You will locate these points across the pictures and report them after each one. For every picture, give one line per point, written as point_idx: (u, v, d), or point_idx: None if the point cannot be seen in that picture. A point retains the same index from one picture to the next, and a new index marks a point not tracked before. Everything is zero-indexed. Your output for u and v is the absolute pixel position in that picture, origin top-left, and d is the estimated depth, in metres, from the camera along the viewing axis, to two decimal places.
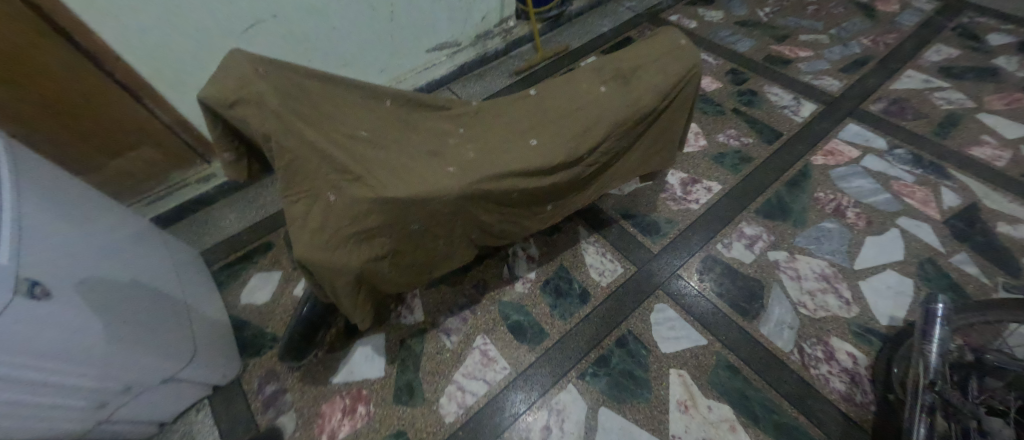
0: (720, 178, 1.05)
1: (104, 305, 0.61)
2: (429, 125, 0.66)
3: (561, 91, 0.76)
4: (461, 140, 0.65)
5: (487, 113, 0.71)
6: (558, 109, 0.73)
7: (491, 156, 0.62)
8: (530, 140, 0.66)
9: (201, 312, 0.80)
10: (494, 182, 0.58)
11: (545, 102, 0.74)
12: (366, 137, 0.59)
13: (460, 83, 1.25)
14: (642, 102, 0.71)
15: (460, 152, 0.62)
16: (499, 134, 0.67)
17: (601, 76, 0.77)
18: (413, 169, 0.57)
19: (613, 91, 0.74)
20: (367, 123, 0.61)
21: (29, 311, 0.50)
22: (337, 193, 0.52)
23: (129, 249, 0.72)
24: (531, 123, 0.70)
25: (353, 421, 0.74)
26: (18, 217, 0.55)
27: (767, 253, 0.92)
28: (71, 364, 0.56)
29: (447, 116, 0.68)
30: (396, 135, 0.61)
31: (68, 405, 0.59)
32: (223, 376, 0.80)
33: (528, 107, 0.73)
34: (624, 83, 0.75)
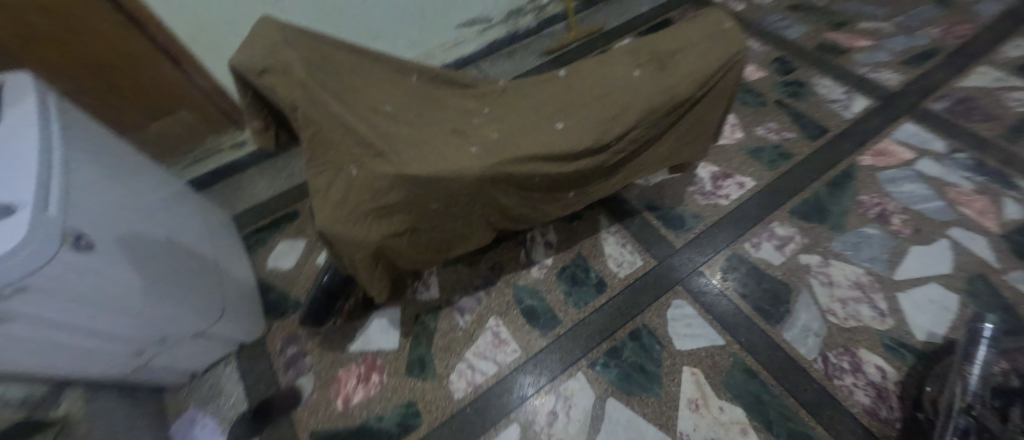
0: (755, 173, 1.00)
1: (142, 261, 0.64)
2: (454, 103, 0.65)
3: (593, 74, 0.73)
4: (486, 120, 0.63)
5: (514, 94, 0.69)
6: (588, 93, 0.70)
7: (515, 138, 0.61)
8: (556, 123, 0.65)
9: (231, 274, 0.84)
10: (516, 166, 0.57)
11: (575, 85, 0.72)
12: (390, 112, 0.59)
13: (489, 61, 1.23)
14: (678, 89, 0.67)
15: (483, 132, 0.61)
16: (524, 116, 0.65)
17: (636, 60, 0.74)
18: (435, 147, 0.56)
19: (648, 76, 0.70)
20: (392, 98, 0.61)
21: (72, 262, 0.54)
22: (358, 167, 0.52)
23: (167, 209, 0.76)
24: (559, 106, 0.68)
25: (366, 388, 0.77)
26: (67, 172, 0.58)
27: (798, 255, 0.88)
28: (111, 313, 0.61)
29: (473, 95, 0.67)
30: (420, 112, 0.61)
31: (109, 350, 0.64)
32: (249, 335, 0.84)
33: (556, 89, 0.71)
34: (661, 68, 0.71)
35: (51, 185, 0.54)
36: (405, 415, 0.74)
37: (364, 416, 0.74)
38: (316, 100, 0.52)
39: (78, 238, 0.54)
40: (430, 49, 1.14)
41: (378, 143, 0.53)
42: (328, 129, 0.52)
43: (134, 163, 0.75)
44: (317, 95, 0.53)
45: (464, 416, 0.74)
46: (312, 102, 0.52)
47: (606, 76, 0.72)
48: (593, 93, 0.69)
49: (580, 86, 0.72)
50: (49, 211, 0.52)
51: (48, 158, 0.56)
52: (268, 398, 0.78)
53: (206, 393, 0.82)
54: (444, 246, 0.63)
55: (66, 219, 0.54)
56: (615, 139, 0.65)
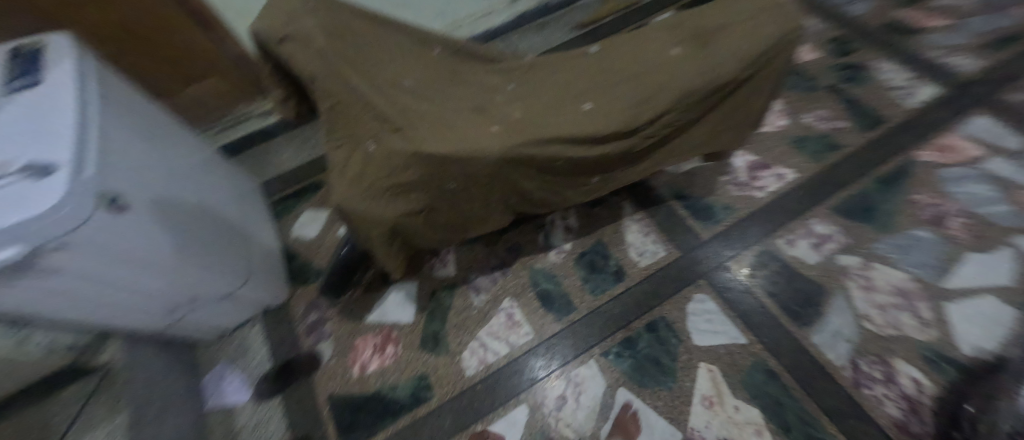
0: (797, 164, 0.93)
1: (173, 224, 0.67)
2: (478, 79, 0.62)
3: (627, 51, 0.69)
4: (510, 97, 0.61)
5: (541, 70, 0.66)
6: (619, 72, 0.66)
7: (538, 118, 0.58)
8: (584, 103, 0.61)
9: (259, 240, 0.87)
10: (537, 148, 0.55)
11: (606, 63, 0.68)
12: (410, 86, 0.57)
13: (518, 34, 1.17)
14: (720, 70, 0.62)
15: (506, 111, 0.59)
16: (550, 95, 0.62)
17: (676, 36, 0.68)
18: (455, 124, 0.54)
19: (688, 54, 0.65)
20: (413, 72, 0.59)
21: (106, 223, 0.57)
22: (376, 142, 0.52)
23: (200, 174, 0.78)
24: (587, 85, 0.64)
25: (381, 359, 0.80)
26: (104, 134, 0.60)
27: (836, 256, 0.82)
28: (144, 271, 0.65)
29: (497, 70, 0.64)
30: (441, 87, 0.59)
31: (145, 304, 0.69)
32: (274, 299, 0.88)
33: (586, 66, 0.67)
34: (703, 45, 0.65)
35: (89, 147, 0.57)
36: (417, 387, 0.77)
37: (378, 384, 0.78)
38: (337, 74, 0.52)
39: (113, 199, 0.57)
40: (459, 19, 1.11)
41: (396, 119, 0.52)
42: (349, 103, 0.52)
43: (171, 127, 0.78)
44: (337, 67, 0.53)
45: (474, 393, 0.75)
46: (333, 76, 0.52)
47: (641, 53, 0.68)
48: (625, 72, 0.65)
49: (611, 64, 0.67)
50: (87, 172, 0.55)
51: (86, 119, 0.58)
52: (290, 360, 0.82)
53: (233, 350, 0.86)
54: (462, 227, 0.63)
55: (103, 180, 0.57)
56: (646, 123, 0.61)
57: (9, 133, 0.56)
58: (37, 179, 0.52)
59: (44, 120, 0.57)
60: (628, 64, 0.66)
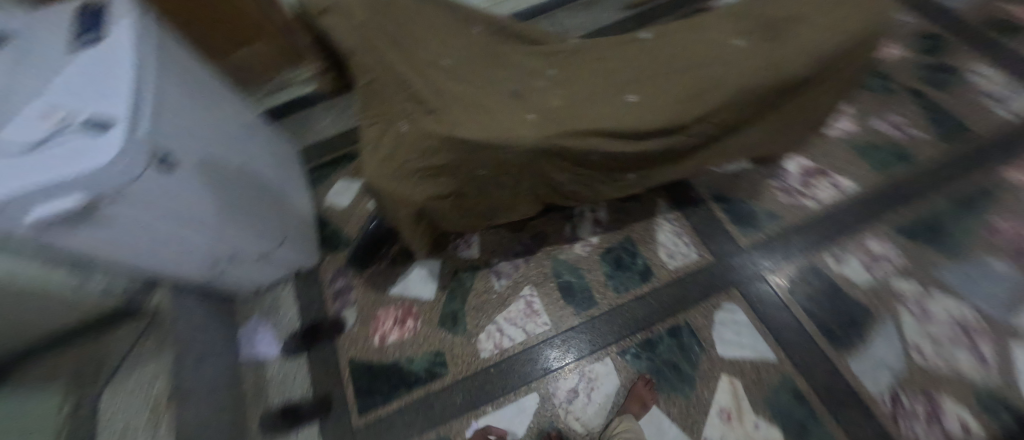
0: (860, 174, 0.85)
1: (216, 185, 0.71)
2: (518, 60, 0.59)
3: (683, 36, 0.63)
4: (550, 82, 0.58)
5: (587, 54, 0.62)
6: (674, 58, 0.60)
7: (578, 108, 0.55)
8: (629, 93, 0.57)
9: (295, 206, 0.91)
10: (574, 140, 0.52)
11: (659, 48, 0.62)
12: (448, 65, 0.56)
13: (565, 12, 1.12)
14: (788, 66, 0.56)
15: (545, 96, 0.56)
16: (593, 82, 0.58)
17: (741, 22, 0.62)
18: (490, 109, 0.52)
19: (753, 44, 0.58)
20: (452, 50, 0.57)
21: (155, 179, 0.60)
22: (410, 124, 0.51)
23: (244, 137, 0.81)
24: (636, 72, 0.59)
25: (401, 331, 0.84)
26: (158, 93, 0.63)
27: (891, 279, 0.76)
28: (189, 227, 0.69)
29: (539, 51, 0.61)
30: (479, 67, 0.57)
31: (191, 257, 0.74)
32: (306, 262, 0.92)
33: (636, 51, 0.62)
34: (773, 35, 0.58)
35: (143, 105, 0.59)
36: (433, 362, 0.80)
37: (397, 355, 0.82)
38: (377, 52, 0.52)
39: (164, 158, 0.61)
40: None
41: (431, 100, 0.51)
42: (386, 81, 0.52)
43: (221, 89, 0.81)
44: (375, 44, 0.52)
45: (488, 375, 0.77)
46: (372, 52, 0.52)
47: (699, 39, 0.61)
48: (678, 60, 0.60)
49: (665, 49, 0.62)
50: (141, 130, 0.58)
51: (143, 77, 0.61)
52: (317, 321, 0.87)
53: (267, 306, 0.92)
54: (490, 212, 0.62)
55: (156, 138, 0.60)
56: (695, 120, 0.56)
57: (73, 86, 0.60)
58: (97, 134, 0.55)
59: (105, 76, 0.60)
60: (683, 51, 0.60)
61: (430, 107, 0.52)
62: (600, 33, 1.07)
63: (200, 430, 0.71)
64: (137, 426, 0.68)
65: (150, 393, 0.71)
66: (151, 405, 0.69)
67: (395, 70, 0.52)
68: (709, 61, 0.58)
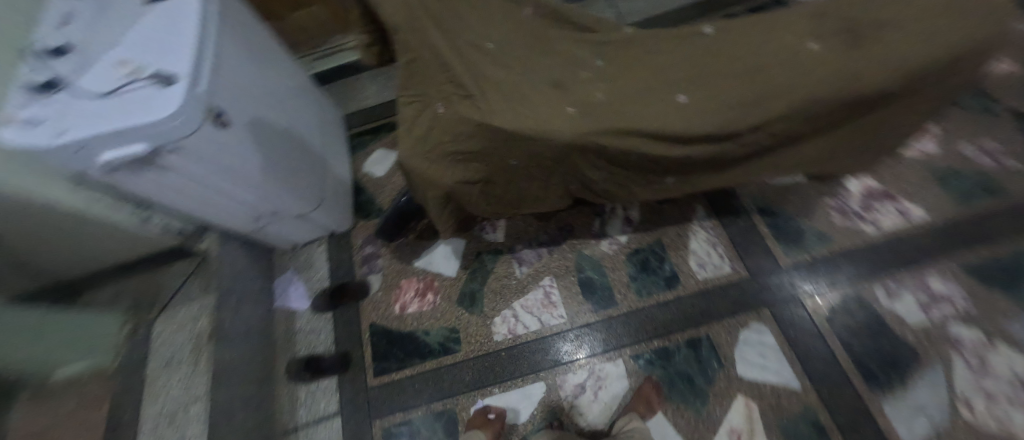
0: (932, 203, 0.77)
1: (264, 145, 0.75)
2: (564, 47, 0.56)
3: (752, 31, 0.57)
4: (596, 74, 0.55)
5: (640, 45, 0.58)
6: (736, 58, 0.54)
7: (621, 105, 0.52)
8: (680, 93, 0.53)
9: (334, 171, 0.95)
10: (612, 139, 0.49)
11: (722, 43, 0.56)
12: (491, 47, 0.54)
13: None
14: (870, 76, 0.49)
15: (587, 89, 0.53)
16: (642, 77, 0.55)
17: (823, 18, 0.54)
18: (531, 98, 0.51)
19: (834, 46, 0.51)
20: (497, 31, 0.55)
21: (211, 134, 0.64)
22: (447, 105, 0.50)
23: (292, 100, 0.85)
24: (691, 70, 0.55)
25: (420, 303, 0.87)
26: (218, 52, 0.66)
27: (949, 322, 0.69)
28: (237, 182, 0.73)
29: (588, 39, 0.58)
30: (523, 52, 0.55)
31: (237, 210, 0.78)
32: (339, 226, 0.97)
33: (695, 45, 0.57)
34: (859, 37, 0.51)
35: (204, 63, 0.63)
36: (448, 337, 0.83)
37: (415, 325, 0.86)
38: (417, 24, 0.50)
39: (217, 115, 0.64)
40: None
41: (470, 82, 0.50)
42: (426, 57, 0.51)
43: (277, 50, 0.83)
44: (418, 15, 0.50)
45: (499, 358, 0.79)
46: (414, 20, 0.50)
47: (771, 36, 0.55)
48: (742, 59, 0.54)
49: (728, 45, 0.56)
50: (199, 86, 0.61)
51: (206, 35, 0.64)
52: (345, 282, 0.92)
53: (301, 261, 0.98)
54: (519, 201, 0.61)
55: (212, 95, 0.64)
56: (750, 129, 0.52)
57: (143, 38, 0.63)
58: (161, 86, 0.59)
59: (170, 31, 0.63)
60: (748, 49, 0.55)
61: (468, 91, 0.50)
62: (659, 22, 1.00)
63: (235, 367, 0.77)
64: (182, 355, 0.75)
65: (195, 329, 0.77)
66: (193, 339, 0.76)
67: (436, 46, 0.50)
68: (777, 64, 0.52)
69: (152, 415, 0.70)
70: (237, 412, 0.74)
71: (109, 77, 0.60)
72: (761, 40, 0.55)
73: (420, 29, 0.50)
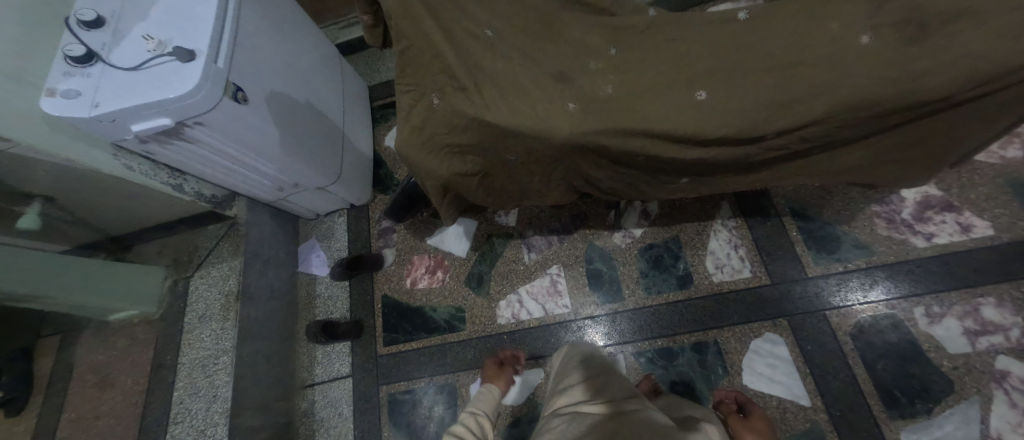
0: (1001, 217, 0.67)
1: (282, 120, 0.77)
2: (573, 32, 0.52)
3: (795, 13, 0.49)
4: (605, 63, 0.50)
5: (659, 30, 0.52)
6: (771, 48, 0.47)
7: (629, 99, 0.48)
8: (696, 87, 0.48)
9: (353, 145, 0.98)
10: (614, 139, 0.46)
11: (756, 27, 0.49)
12: (491, 30, 0.51)
13: None
14: (932, 75, 0.41)
15: (594, 80, 0.49)
16: (656, 69, 0.49)
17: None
18: (528, 89, 0.47)
19: (891, 36, 0.43)
20: (499, 12, 0.51)
21: (232, 109, 0.66)
22: (441, 96, 0.49)
23: (312, 74, 0.86)
24: (715, 61, 0.48)
25: (430, 280, 0.91)
26: (236, 27, 0.67)
27: (997, 355, 0.61)
28: (259, 155, 0.75)
29: (601, 22, 0.53)
30: (527, 37, 0.51)
31: (261, 180, 0.82)
32: (359, 199, 1.01)
33: (723, 30, 0.50)
34: (927, 24, 0.42)
35: (223, 39, 0.64)
36: (453, 315, 0.86)
37: (423, 301, 0.89)
38: (411, 14, 0.49)
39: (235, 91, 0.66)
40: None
41: (464, 72, 0.49)
42: (422, 46, 0.50)
43: (297, 20, 0.84)
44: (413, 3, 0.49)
45: (500, 341, 0.81)
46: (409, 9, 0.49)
47: (817, 19, 0.47)
48: (776, 49, 0.47)
49: (762, 31, 0.49)
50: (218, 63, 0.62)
51: (224, 11, 0.65)
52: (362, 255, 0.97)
53: (324, 230, 1.03)
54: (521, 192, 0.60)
55: (230, 72, 0.65)
56: (776, 131, 0.46)
57: (167, 13, 0.65)
58: (182, 62, 0.60)
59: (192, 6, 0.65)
60: (785, 37, 0.47)
61: (463, 82, 0.49)
62: None
63: (259, 325, 0.84)
64: (212, 312, 0.81)
65: (224, 288, 0.83)
66: (222, 297, 0.82)
67: (431, 35, 0.49)
68: (816, 57, 0.45)
69: (188, 361, 0.78)
70: (260, 366, 0.81)
71: (135, 51, 0.62)
72: (803, 25, 0.47)
73: (413, 17, 0.49)
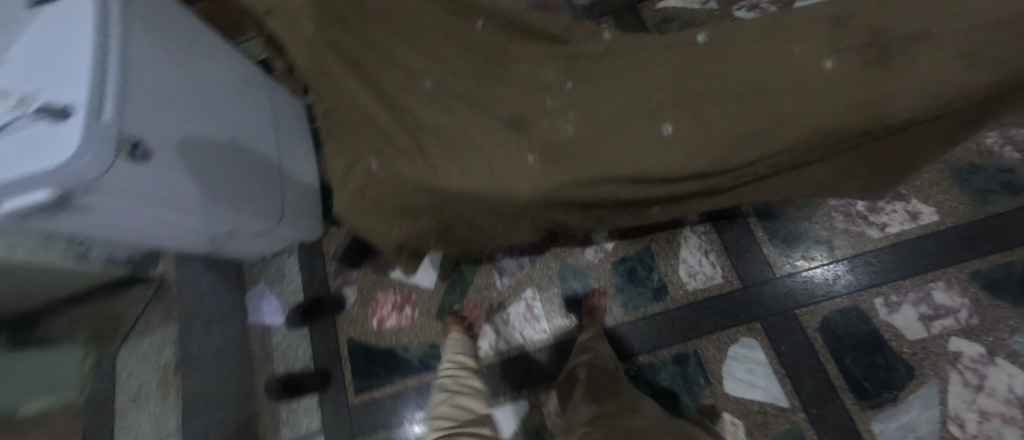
0: (944, 202, 0.70)
1: (202, 166, 0.65)
2: (520, 69, 0.48)
3: (751, 34, 0.46)
4: (559, 101, 0.46)
5: (614, 58, 0.48)
6: (731, 73, 0.44)
7: (591, 141, 0.43)
8: (662, 120, 0.44)
9: (295, 177, 0.88)
10: (580, 189, 0.42)
11: (717, 49, 0.46)
12: (432, 79, 0.47)
13: None
14: (895, 100, 0.39)
15: (550, 123, 0.45)
16: (615, 102, 0.46)
17: (845, 18, 0.43)
18: (481, 142, 0.43)
19: (855, 60, 0.41)
20: (438, 58, 0.47)
21: (130, 169, 0.54)
22: (382, 157, 0.44)
23: (232, 103, 0.74)
24: (677, 90, 0.45)
25: (398, 317, 0.85)
26: (128, 66, 0.54)
27: (949, 337, 0.65)
28: (176, 209, 0.64)
29: (554, 53, 0.49)
30: (472, 82, 0.47)
31: (186, 232, 0.71)
32: (310, 234, 0.93)
33: (683, 54, 0.47)
34: (888, 46, 0.40)
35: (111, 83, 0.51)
36: (428, 353, 0.82)
37: (393, 340, 0.84)
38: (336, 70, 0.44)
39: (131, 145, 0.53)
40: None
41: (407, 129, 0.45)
42: (355, 106, 0.45)
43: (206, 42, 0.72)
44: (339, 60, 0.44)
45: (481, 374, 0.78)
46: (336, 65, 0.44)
47: (777, 38, 0.45)
48: (740, 74, 0.44)
49: (725, 53, 0.46)
50: (107, 113, 0.49)
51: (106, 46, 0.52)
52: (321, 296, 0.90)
53: (273, 273, 0.93)
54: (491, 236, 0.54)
55: (125, 122, 0.52)
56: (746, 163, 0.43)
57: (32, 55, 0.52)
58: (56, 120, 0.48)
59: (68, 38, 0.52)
60: (749, 60, 0.45)
61: (406, 141, 0.44)
62: None
63: (209, 395, 0.75)
64: (149, 389, 0.71)
65: (160, 360, 0.72)
66: (158, 372, 0.71)
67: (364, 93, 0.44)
68: (781, 83, 0.42)
69: None
70: None
71: None
72: (762, 46, 0.45)
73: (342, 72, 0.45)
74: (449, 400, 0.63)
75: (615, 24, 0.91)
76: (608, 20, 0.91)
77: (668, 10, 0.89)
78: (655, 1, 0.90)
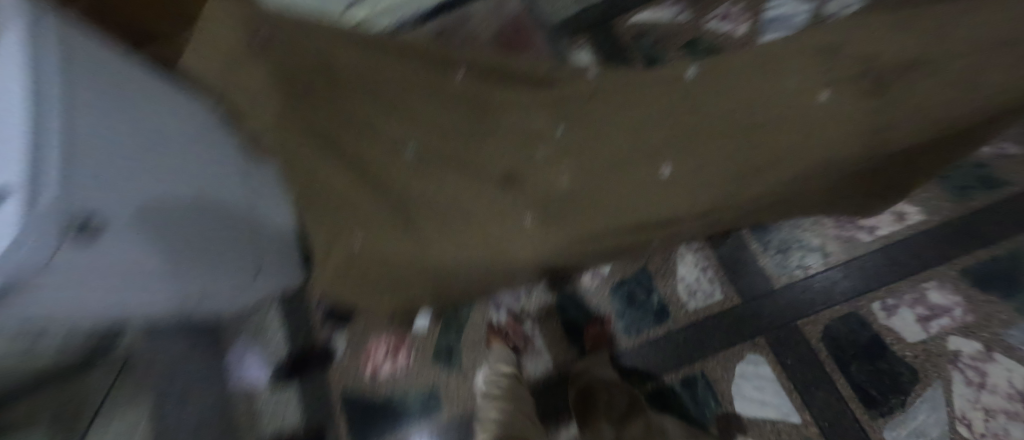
0: (927, 201, 0.71)
1: (173, 227, 0.48)
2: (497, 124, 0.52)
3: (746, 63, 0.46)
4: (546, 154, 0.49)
5: (605, 100, 0.48)
6: (726, 110, 0.45)
7: (592, 192, 0.46)
8: (661, 163, 0.45)
9: (278, 219, 0.71)
10: (580, 242, 0.45)
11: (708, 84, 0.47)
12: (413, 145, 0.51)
13: None
14: (895, 126, 0.41)
15: (532, 178, 0.48)
16: (613, 148, 0.47)
17: (838, 46, 0.44)
18: (470, 215, 0.47)
19: (851, 91, 0.42)
20: (419, 124, 0.52)
21: (75, 257, 0.36)
22: (365, 233, 0.47)
23: (211, 135, 0.56)
24: (674, 130, 0.45)
25: (394, 365, 0.80)
26: (70, 107, 0.36)
27: (946, 336, 0.66)
28: (133, 285, 0.46)
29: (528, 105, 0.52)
30: (455, 143, 0.51)
31: (143, 302, 0.53)
32: (292, 279, 0.81)
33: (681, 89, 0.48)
34: (885, 75, 0.42)
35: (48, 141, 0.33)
36: (427, 400, 0.78)
37: (390, 390, 0.79)
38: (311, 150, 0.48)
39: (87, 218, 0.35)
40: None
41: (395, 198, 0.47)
42: (334, 182, 0.48)
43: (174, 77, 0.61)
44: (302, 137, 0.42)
45: None
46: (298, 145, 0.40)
47: (772, 69, 0.45)
48: (735, 113, 0.45)
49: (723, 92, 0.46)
50: (46, 188, 0.32)
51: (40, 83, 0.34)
52: (308, 350, 0.84)
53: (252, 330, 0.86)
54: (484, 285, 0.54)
55: (73, 192, 0.34)
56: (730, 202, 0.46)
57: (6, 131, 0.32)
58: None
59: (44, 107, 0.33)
60: (743, 94, 0.45)
61: (397, 216, 0.48)
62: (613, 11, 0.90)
63: None
64: None
65: None
66: None
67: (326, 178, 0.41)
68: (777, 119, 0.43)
69: None
70: None
71: None
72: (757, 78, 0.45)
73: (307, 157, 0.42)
74: (498, 407, 0.63)
75: (591, 40, 0.90)
76: (583, 36, 0.90)
77: (643, 24, 0.89)
78: (627, 15, 0.90)
